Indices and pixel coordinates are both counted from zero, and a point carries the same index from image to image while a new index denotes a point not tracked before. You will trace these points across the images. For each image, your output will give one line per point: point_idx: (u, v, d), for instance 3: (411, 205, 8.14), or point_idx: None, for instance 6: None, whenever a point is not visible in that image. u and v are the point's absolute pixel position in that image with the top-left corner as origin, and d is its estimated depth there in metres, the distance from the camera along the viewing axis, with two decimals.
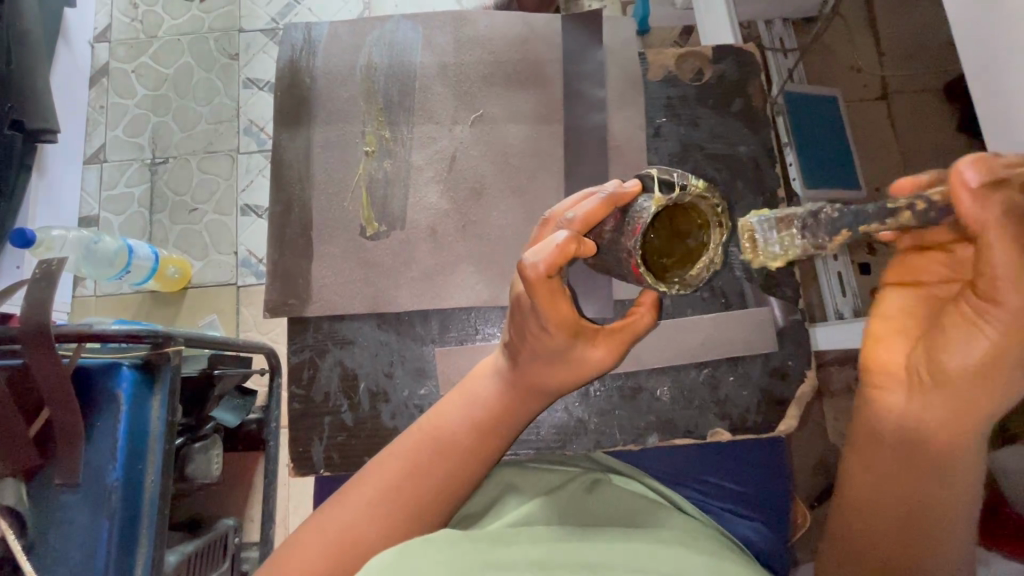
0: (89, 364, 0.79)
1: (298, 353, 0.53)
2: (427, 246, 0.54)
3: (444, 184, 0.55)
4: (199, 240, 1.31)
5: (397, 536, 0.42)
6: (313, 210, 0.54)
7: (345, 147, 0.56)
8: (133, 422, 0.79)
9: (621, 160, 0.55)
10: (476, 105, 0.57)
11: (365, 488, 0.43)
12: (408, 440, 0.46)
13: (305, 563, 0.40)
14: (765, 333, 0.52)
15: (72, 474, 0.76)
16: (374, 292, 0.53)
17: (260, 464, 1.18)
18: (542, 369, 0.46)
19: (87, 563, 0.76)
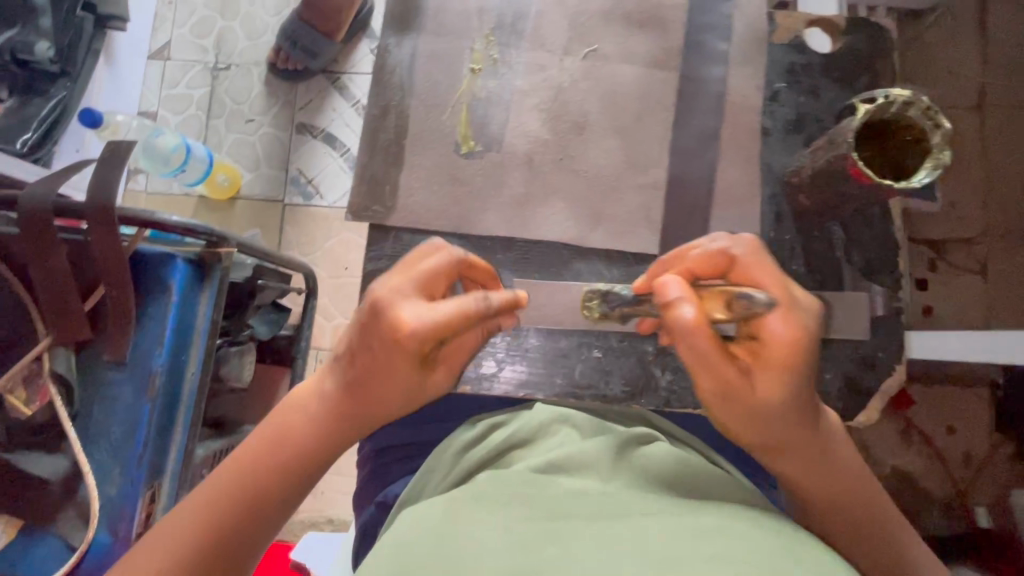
0: (148, 251, 0.79)
1: (375, 261, 0.51)
2: (522, 175, 0.52)
3: (547, 113, 0.53)
4: (251, 152, 1.30)
5: (239, 516, 0.45)
6: (410, 120, 0.53)
7: (451, 62, 0.54)
8: (182, 314, 0.79)
9: (733, 121, 0.53)
10: (590, 39, 0.54)
11: (218, 476, 0.45)
12: (261, 434, 0.46)
13: (172, 541, 0.43)
14: (857, 319, 0.53)
15: (121, 352, 0.77)
16: (461, 212, 0.52)
17: (284, 382, 1.20)
18: (377, 388, 0.45)
19: (126, 442, 0.76)
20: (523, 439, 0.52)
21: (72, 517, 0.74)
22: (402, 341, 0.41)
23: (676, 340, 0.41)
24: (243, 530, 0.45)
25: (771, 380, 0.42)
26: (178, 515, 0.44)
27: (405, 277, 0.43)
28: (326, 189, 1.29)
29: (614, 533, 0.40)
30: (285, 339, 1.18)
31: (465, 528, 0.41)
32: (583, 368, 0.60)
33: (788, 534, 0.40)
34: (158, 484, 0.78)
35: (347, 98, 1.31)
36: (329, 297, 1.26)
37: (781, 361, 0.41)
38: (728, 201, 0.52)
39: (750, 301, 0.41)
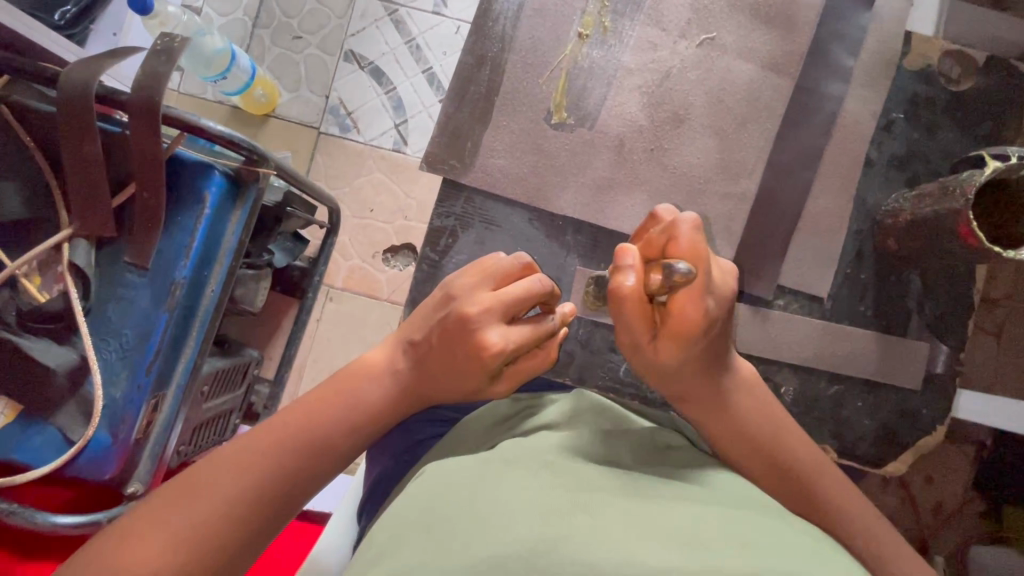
0: (185, 160, 0.75)
1: (443, 220, 0.60)
2: (609, 158, 0.61)
3: (647, 98, 0.62)
4: (293, 71, 1.24)
5: (312, 448, 0.49)
6: (505, 74, 0.61)
7: (557, 21, 0.62)
8: (211, 229, 0.77)
9: (838, 143, 0.62)
10: (711, 27, 0.63)
11: (288, 415, 0.50)
12: (327, 387, 0.52)
13: (238, 465, 0.47)
14: (912, 369, 0.62)
15: (143, 257, 0.74)
16: (540, 184, 0.61)
17: (290, 312, 1.19)
18: (448, 377, 0.50)
19: (137, 346, 0.75)
20: (552, 421, 0.52)
21: (73, 413, 0.72)
22: (480, 357, 0.46)
23: (611, 302, 0.45)
24: (309, 467, 0.49)
25: (670, 347, 0.46)
26: (248, 446, 0.48)
27: (493, 298, 0.47)
28: (365, 125, 1.24)
29: (643, 515, 0.38)
30: (298, 271, 1.15)
31: (494, 490, 0.41)
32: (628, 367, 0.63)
33: (821, 541, 0.40)
34: (161, 395, 0.77)
35: (402, 34, 1.25)
36: (350, 237, 1.22)
37: (672, 339, 0.45)
38: (811, 225, 0.62)
39: (671, 271, 0.42)
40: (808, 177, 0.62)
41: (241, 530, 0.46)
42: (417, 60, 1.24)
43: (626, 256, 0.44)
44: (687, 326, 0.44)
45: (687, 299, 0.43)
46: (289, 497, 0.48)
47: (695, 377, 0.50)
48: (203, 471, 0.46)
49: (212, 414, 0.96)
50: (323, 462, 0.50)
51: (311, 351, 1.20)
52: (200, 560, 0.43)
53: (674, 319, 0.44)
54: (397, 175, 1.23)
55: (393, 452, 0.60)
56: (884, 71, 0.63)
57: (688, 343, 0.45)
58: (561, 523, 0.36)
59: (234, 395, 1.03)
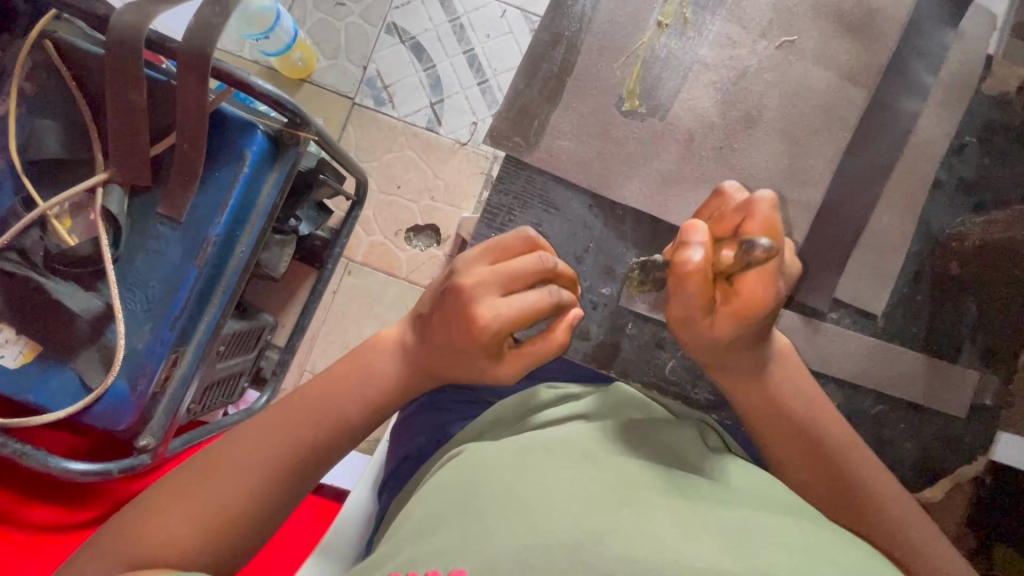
0: (229, 115, 0.74)
1: (503, 197, 0.65)
2: (675, 152, 0.65)
3: (720, 95, 0.66)
4: (334, 38, 1.23)
5: (331, 422, 0.50)
6: (579, 58, 0.66)
7: (635, 9, 0.67)
8: (247, 191, 0.76)
9: (883, 163, 0.66)
10: (793, 29, 0.66)
11: (309, 390, 0.52)
12: (342, 360, 0.53)
13: (267, 436, 0.49)
14: (958, 399, 0.66)
15: (176, 210, 0.73)
16: (602, 171, 0.65)
17: (309, 280, 1.19)
18: (450, 349, 0.50)
19: (163, 300, 0.74)
20: (581, 411, 0.52)
21: (93, 360, 0.71)
22: (476, 332, 0.47)
23: (674, 276, 0.45)
24: (331, 441, 0.50)
25: (728, 320, 0.47)
26: (276, 419, 0.50)
27: (490, 272, 0.49)
28: (400, 100, 1.22)
29: (687, 512, 0.38)
30: (318, 242, 1.14)
31: (536, 475, 0.40)
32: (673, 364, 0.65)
33: (859, 553, 0.40)
34: (181, 351, 0.76)
35: (446, 11, 1.23)
36: (375, 212, 1.21)
37: (737, 312, 0.46)
38: (869, 240, 0.66)
39: (748, 248, 0.42)
40: (871, 192, 0.66)
41: (275, 492, 0.48)
42: (459, 40, 1.23)
43: (693, 225, 0.45)
44: (761, 303, 0.44)
45: (760, 279, 0.44)
46: (322, 456, 0.50)
47: (744, 353, 0.51)
48: (242, 441, 0.48)
49: (224, 374, 0.95)
50: (347, 432, 0.51)
51: (324, 322, 1.20)
52: (248, 517, 0.47)
53: (739, 293, 0.45)
54: (430, 155, 1.22)
55: (421, 429, 0.60)
56: (958, 96, 0.67)
57: (749, 323, 0.46)
58: (603, 517, 0.36)
59: (246, 359, 1.02)
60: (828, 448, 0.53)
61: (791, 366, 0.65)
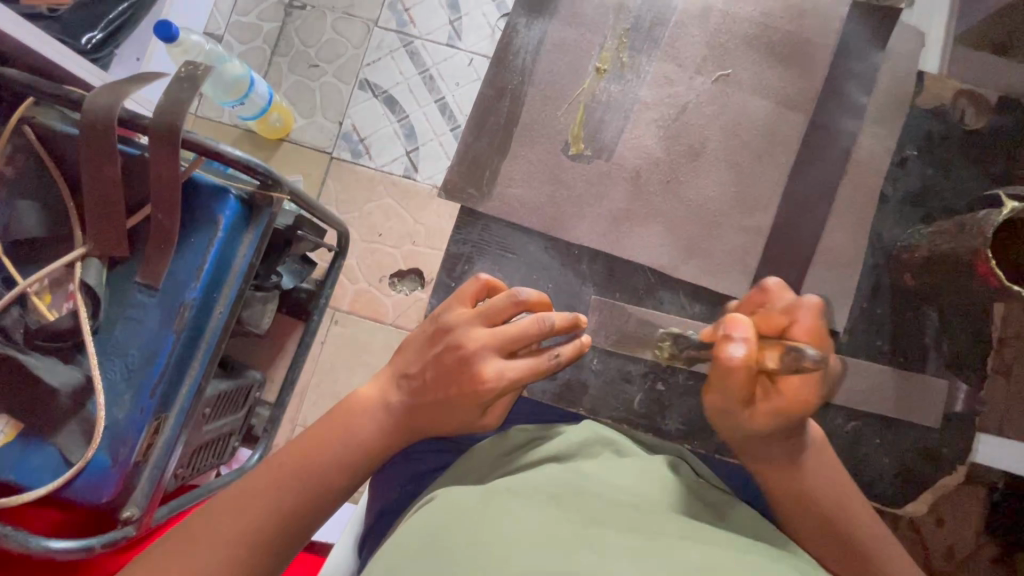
0: (201, 184, 0.76)
1: (460, 245, 0.66)
2: (625, 189, 0.68)
3: (663, 133, 0.69)
4: (309, 98, 1.27)
5: (315, 484, 0.50)
6: (527, 106, 0.69)
7: (576, 57, 0.70)
8: (222, 253, 0.77)
9: (829, 184, 0.68)
10: (727, 65, 0.70)
11: (289, 453, 0.51)
12: (325, 420, 0.54)
13: (244, 503, 0.48)
14: (928, 411, 0.65)
15: (154, 278, 0.75)
16: (556, 213, 0.67)
17: (296, 333, 1.20)
18: (441, 409, 0.52)
19: (143, 367, 0.74)
20: (556, 456, 0.51)
21: (74, 434, 0.71)
22: (473, 388, 0.50)
23: (716, 367, 0.48)
24: (312, 504, 0.50)
25: (767, 414, 0.50)
26: (256, 484, 0.49)
27: (488, 335, 0.51)
28: (376, 151, 1.26)
29: (653, 551, 0.37)
30: (304, 294, 1.15)
31: (500, 521, 0.40)
32: (641, 397, 0.65)
33: None
34: (163, 417, 0.76)
35: (415, 64, 1.28)
36: (357, 260, 1.23)
37: (778, 409, 0.49)
38: (824, 257, 0.67)
39: (797, 355, 0.46)
40: (822, 211, 0.67)
41: (255, 562, 0.47)
42: (429, 90, 1.27)
43: (735, 322, 0.48)
44: (803, 399, 0.49)
45: (799, 385, 0.49)
46: (301, 523, 0.50)
47: (776, 438, 0.52)
48: (217, 510, 0.48)
49: (211, 437, 0.94)
50: (331, 492, 0.51)
51: (313, 375, 1.20)
52: None
53: (780, 394, 0.49)
54: (408, 202, 1.24)
55: (395, 481, 0.59)
56: (898, 112, 0.69)
57: (790, 419, 0.49)
58: (563, 561, 0.35)
59: (234, 419, 1.02)
60: (852, 521, 0.51)
61: None
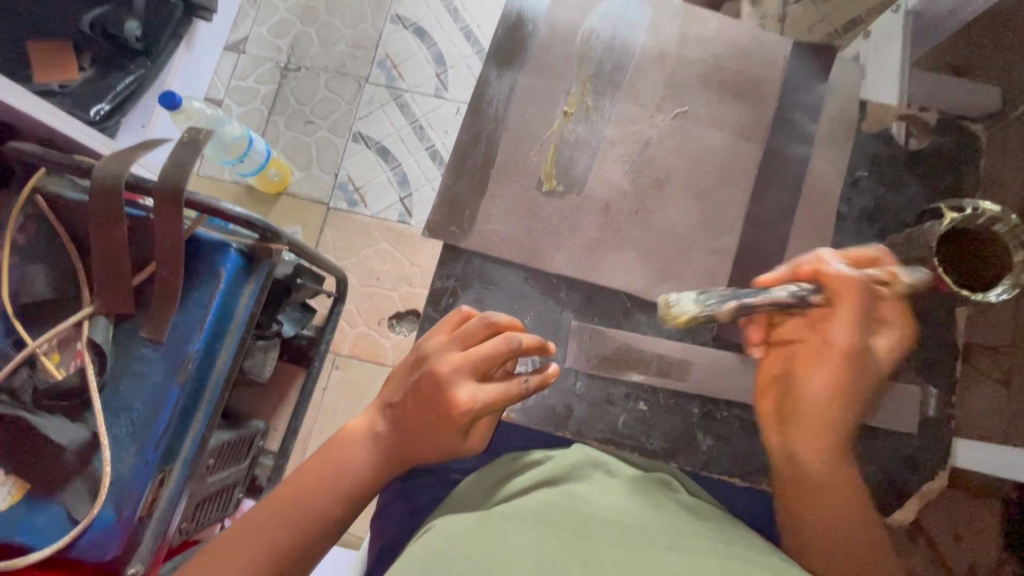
0: (202, 240, 0.80)
1: (444, 281, 0.64)
2: (596, 221, 0.65)
3: (631, 165, 0.66)
4: (306, 153, 1.34)
5: (310, 518, 0.51)
6: (500, 150, 0.67)
7: (547, 99, 0.68)
8: (224, 304, 0.80)
9: (810, 198, 0.66)
10: (684, 101, 0.68)
11: (284, 488, 0.53)
12: (320, 453, 0.55)
13: (242, 541, 0.50)
14: (908, 416, 0.64)
15: (158, 332, 0.77)
16: (533, 246, 0.65)
17: (298, 380, 1.21)
18: (424, 435, 0.53)
19: (148, 420, 0.76)
20: (552, 477, 0.53)
21: (79, 491, 0.73)
22: (449, 415, 0.52)
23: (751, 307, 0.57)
24: (309, 539, 0.51)
25: (827, 369, 0.54)
26: (255, 519, 0.51)
27: (461, 358, 0.53)
28: (371, 199, 1.31)
29: None
30: (305, 339, 1.18)
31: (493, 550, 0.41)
32: (624, 415, 0.61)
33: None
34: (168, 471, 0.76)
35: (406, 116, 1.35)
36: (355, 305, 1.26)
37: (832, 363, 0.53)
38: None
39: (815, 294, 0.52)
40: None
41: None
42: (420, 140, 1.33)
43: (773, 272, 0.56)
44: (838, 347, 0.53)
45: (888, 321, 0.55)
46: (300, 559, 0.51)
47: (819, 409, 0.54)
48: (218, 548, 0.49)
49: (216, 488, 0.95)
50: (331, 524, 0.52)
51: (315, 421, 1.21)
52: None
53: (833, 344, 0.53)
54: (403, 246, 1.28)
55: (393, 518, 0.61)
56: None
57: (853, 369, 0.53)
58: None
59: (238, 469, 1.02)
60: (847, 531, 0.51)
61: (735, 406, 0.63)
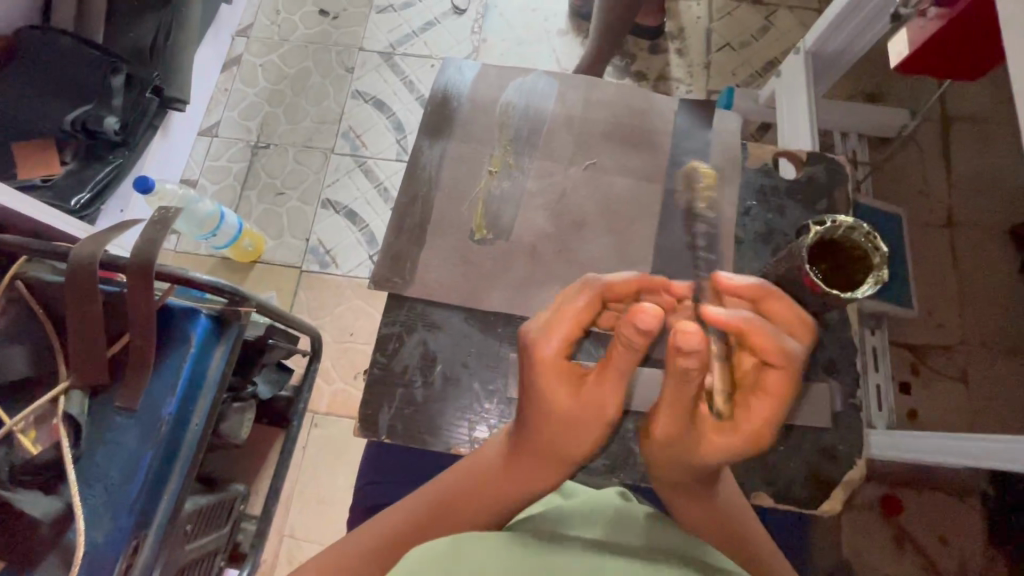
0: (174, 309, 0.85)
1: (390, 326, 0.70)
2: (524, 263, 0.72)
3: (550, 211, 0.74)
4: (278, 222, 1.41)
5: (473, 511, 0.59)
6: (434, 206, 0.74)
7: (473, 162, 0.76)
8: (195, 367, 0.84)
9: (712, 224, 0.73)
10: (592, 154, 0.76)
11: (441, 484, 0.61)
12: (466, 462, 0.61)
13: (413, 525, 0.60)
14: (821, 409, 0.67)
15: (132, 400, 0.81)
16: (471, 288, 0.71)
17: (277, 441, 1.23)
18: (555, 425, 0.52)
19: (122, 487, 0.78)
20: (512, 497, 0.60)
21: (54, 565, 0.74)
22: (554, 405, 0.51)
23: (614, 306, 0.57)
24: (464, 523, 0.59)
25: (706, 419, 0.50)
26: (415, 510, 0.61)
27: (561, 341, 0.51)
28: (342, 259, 1.38)
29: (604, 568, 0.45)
30: (284, 400, 1.20)
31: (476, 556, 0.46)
32: None
33: None
34: (142, 536, 0.78)
35: (371, 180, 1.44)
36: (332, 361, 1.30)
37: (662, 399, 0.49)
38: None
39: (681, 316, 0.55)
40: None
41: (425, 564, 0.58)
42: (385, 201, 1.43)
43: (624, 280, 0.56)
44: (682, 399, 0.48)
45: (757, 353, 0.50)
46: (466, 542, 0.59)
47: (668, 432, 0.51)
48: (383, 534, 0.59)
49: (195, 555, 0.95)
50: (515, 508, 0.59)
51: (297, 480, 1.22)
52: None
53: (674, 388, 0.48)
54: (374, 300, 1.34)
55: None
56: None
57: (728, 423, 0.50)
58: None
59: (218, 535, 1.02)
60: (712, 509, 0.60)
61: None
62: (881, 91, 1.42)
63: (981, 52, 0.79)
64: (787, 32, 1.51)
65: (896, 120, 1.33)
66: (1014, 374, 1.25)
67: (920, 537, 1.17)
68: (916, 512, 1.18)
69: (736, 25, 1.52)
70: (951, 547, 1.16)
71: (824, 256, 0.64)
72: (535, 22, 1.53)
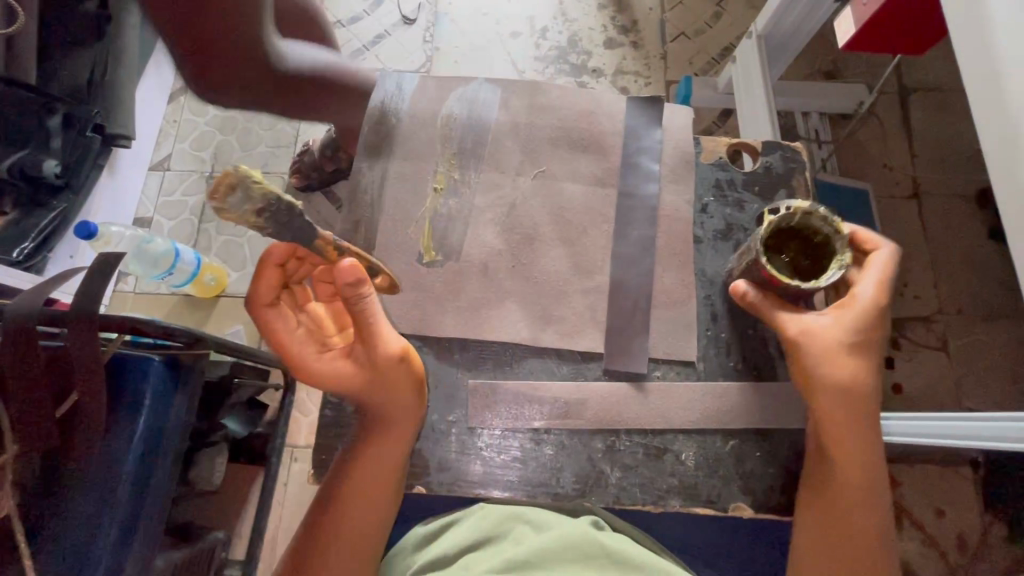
0: (126, 357, 0.81)
1: None
2: (477, 282, 0.69)
3: (500, 227, 0.72)
4: (239, 253, 1.36)
5: (373, 498, 0.62)
6: (378, 232, 0.71)
7: (417, 181, 0.73)
8: (154, 419, 0.80)
9: (668, 225, 0.72)
10: (540, 162, 0.74)
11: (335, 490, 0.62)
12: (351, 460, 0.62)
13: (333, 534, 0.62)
14: (793, 410, 0.66)
15: (85, 462, 0.76)
16: (424, 315, 0.68)
17: (255, 481, 1.19)
18: (371, 388, 0.59)
19: (82, 555, 0.74)
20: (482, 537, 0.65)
21: None
22: (345, 386, 0.59)
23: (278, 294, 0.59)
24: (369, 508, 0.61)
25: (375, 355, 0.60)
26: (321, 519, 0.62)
27: (296, 341, 0.59)
28: None
29: None
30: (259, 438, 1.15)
31: None
32: (535, 466, 0.65)
33: None
34: None
35: None
36: (307, 392, 1.26)
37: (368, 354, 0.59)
38: None
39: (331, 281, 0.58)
40: None
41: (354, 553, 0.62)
42: None
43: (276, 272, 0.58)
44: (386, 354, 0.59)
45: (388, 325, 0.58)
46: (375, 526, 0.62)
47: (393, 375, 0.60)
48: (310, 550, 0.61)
49: None
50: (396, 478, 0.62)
51: (280, 520, 1.18)
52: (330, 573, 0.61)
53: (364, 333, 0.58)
54: None
55: None
56: None
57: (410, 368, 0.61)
58: None
59: None
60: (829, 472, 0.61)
61: (628, 432, 0.66)
62: (837, 67, 1.42)
63: (921, 29, 0.79)
64: (739, 16, 1.50)
65: (851, 97, 1.33)
66: (993, 338, 1.25)
67: (917, 512, 1.16)
68: (912, 488, 1.17)
69: (688, 13, 1.51)
70: (948, 519, 1.15)
71: (786, 244, 0.62)
72: (486, 26, 1.51)
